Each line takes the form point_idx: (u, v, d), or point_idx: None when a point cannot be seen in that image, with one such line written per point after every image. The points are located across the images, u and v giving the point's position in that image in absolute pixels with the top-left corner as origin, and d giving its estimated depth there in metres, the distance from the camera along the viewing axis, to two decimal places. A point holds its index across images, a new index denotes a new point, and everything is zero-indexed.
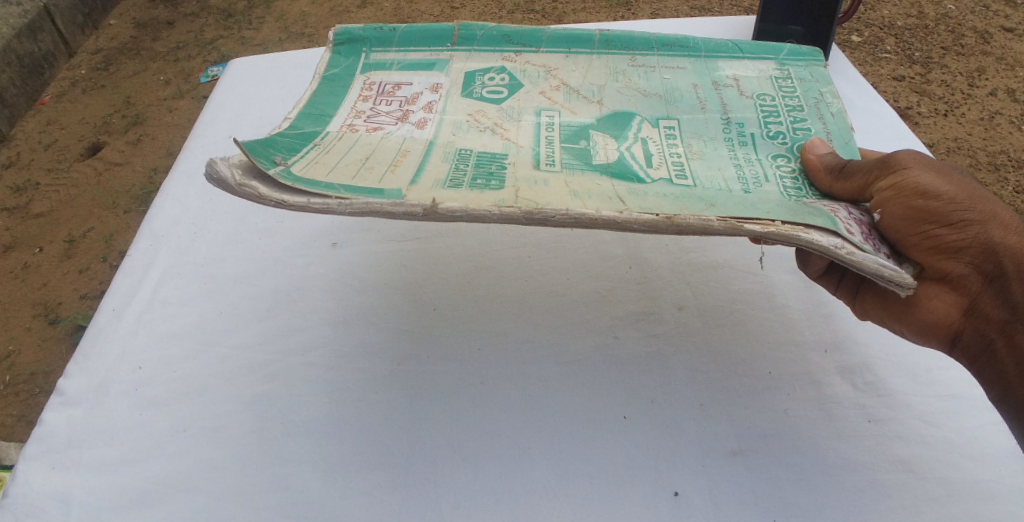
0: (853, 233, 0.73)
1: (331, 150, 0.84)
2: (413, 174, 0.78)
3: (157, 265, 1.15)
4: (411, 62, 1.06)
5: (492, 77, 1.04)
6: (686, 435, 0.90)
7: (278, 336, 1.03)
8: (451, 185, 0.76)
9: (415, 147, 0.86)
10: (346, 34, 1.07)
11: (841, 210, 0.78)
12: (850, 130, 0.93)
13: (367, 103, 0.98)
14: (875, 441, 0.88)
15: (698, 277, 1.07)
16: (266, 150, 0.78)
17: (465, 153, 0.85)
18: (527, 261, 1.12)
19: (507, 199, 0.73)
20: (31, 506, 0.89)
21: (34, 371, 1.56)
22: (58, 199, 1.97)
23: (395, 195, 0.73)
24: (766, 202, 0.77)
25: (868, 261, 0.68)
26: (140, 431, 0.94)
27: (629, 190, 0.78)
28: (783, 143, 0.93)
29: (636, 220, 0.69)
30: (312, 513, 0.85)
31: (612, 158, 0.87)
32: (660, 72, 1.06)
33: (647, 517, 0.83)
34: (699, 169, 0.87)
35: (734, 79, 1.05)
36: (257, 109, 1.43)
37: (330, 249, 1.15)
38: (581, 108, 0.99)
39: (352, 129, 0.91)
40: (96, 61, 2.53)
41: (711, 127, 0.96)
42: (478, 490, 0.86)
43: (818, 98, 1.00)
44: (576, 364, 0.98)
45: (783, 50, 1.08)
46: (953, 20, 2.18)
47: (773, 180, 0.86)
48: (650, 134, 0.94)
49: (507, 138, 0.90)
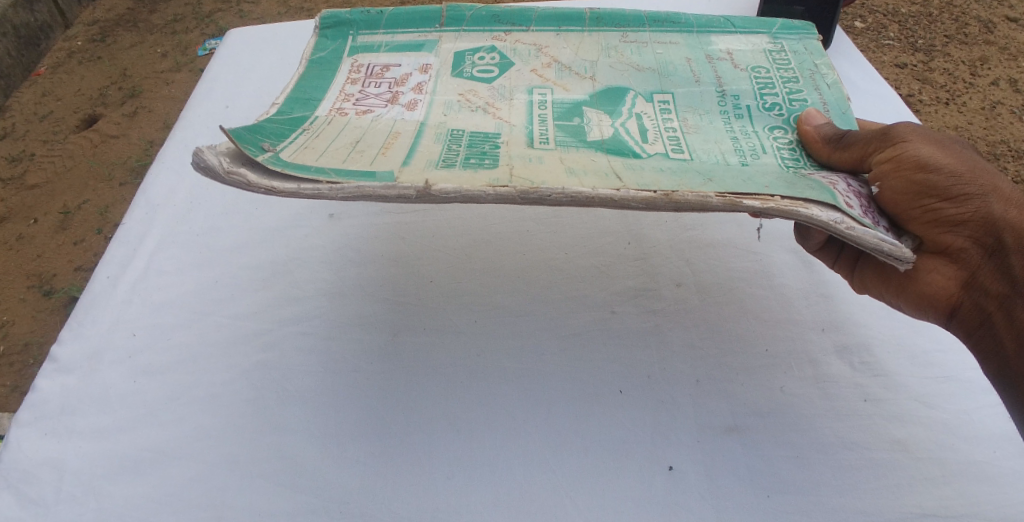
0: (852, 207, 0.73)
1: (321, 135, 0.82)
2: (406, 156, 0.78)
3: (153, 234, 1.14)
4: (399, 44, 1.05)
5: (483, 56, 1.02)
6: (682, 411, 0.90)
7: (274, 306, 1.03)
8: (444, 166, 0.75)
9: (406, 129, 0.85)
10: (333, 18, 1.06)
11: (839, 183, 0.78)
12: (846, 100, 0.93)
13: (355, 86, 0.96)
14: (870, 420, 0.89)
15: (695, 254, 1.07)
16: (254, 136, 0.77)
17: (457, 133, 0.84)
18: (524, 236, 1.11)
19: (503, 179, 0.72)
20: (24, 472, 0.89)
21: (28, 341, 1.55)
22: (53, 170, 1.96)
23: (388, 177, 0.72)
24: (765, 175, 0.77)
25: (867, 236, 0.68)
26: (134, 398, 0.94)
27: (626, 167, 0.77)
28: (780, 114, 0.92)
29: (632, 197, 0.69)
30: (307, 483, 0.85)
31: (607, 134, 0.86)
32: (653, 48, 1.05)
33: (642, 491, 0.84)
34: (695, 143, 0.86)
35: (727, 53, 1.04)
36: (255, 80, 1.42)
37: (328, 221, 1.14)
38: (573, 84, 0.98)
39: (341, 112, 0.89)
40: (93, 32, 2.50)
41: (707, 101, 0.95)
42: (474, 461, 0.86)
43: (813, 69, 0.99)
44: (572, 338, 0.98)
45: (775, 24, 1.08)
46: (957, 9, 2.17)
47: (771, 150, 0.86)
48: (645, 109, 0.93)
49: (499, 117, 0.89)
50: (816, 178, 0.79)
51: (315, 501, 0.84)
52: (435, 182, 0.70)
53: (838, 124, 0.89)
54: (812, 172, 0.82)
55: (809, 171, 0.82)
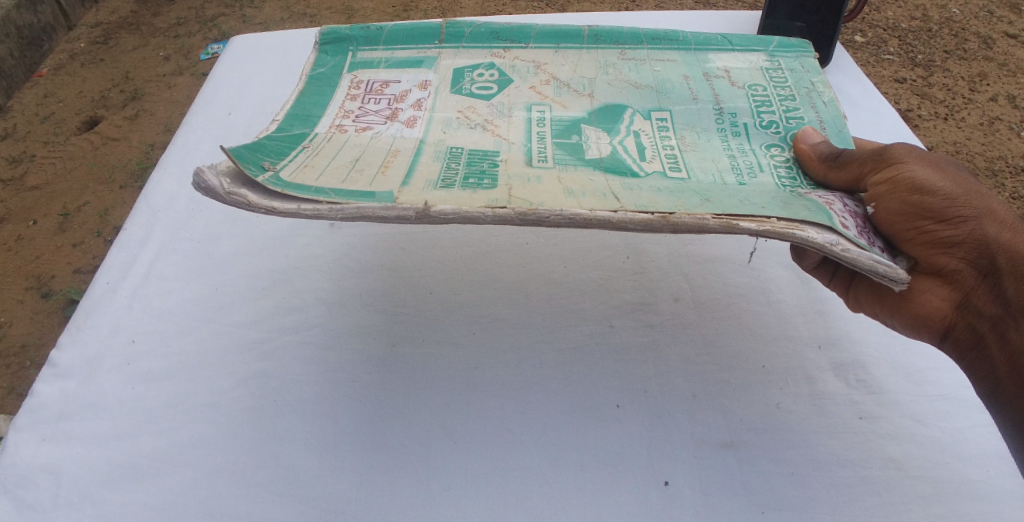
0: (848, 227, 0.73)
1: (321, 152, 0.83)
2: (406, 174, 0.78)
3: (153, 240, 1.14)
4: (398, 60, 1.05)
5: (482, 73, 1.03)
6: (678, 426, 0.90)
7: (274, 314, 1.03)
8: (443, 185, 0.76)
9: (405, 146, 0.86)
10: (333, 33, 1.07)
11: (835, 202, 0.79)
12: (843, 118, 0.93)
13: (355, 102, 0.97)
14: (865, 438, 0.89)
15: (693, 269, 1.08)
16: (254, 154, 0.78)
17: (456, 151, 0.85)
18: (523, 249, 1.12)
19: (502, 199, 0.72)
20: (20, 477, 0.89)
21: (25, 343, 1.55)
22: (54, 172, 1.96)
23: (388, 197, 0.72)
24: (761, 196, 0.77)
25: (863, 257, 0.69)
26: (132, 405, 0.94)
27: (623, 186, 0.78)
28: (777, 132, 0.93)
29: (629, 220, 0.70)
30: (303, 493, 0.86)
31: (605, 152, 0.87)
32: (651, 65, 1.06)
33: (637, 506, 0.84)
34: (693, 161, 0.87)
35: (724, 71, 1.05)
36: (258, 87, 1.42)
37: (327, 229, 1.15)
38: (572, 102, 0.99)
39: (341, 129, 0.90)
40: (95, 34, 2.51)
41: (705, 119, 0.96)
42: (471, 473, 0.87)
43: (810, 87, 1.00)
44: (569, 352, 0.98)
45: (772, 42, 1.09)
46: (957, 24, 2.18)
47: (767, 169, 0.86)
48: (642, 127, 0.93)
49: (497, 135, 0.90)
50: (813, 197, 0.79)
51: (311, 511, 0.84)
52: (435, 203, 0.71)
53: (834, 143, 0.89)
54: (809, 191, 0.83)
55: (806, 190, 0.83)
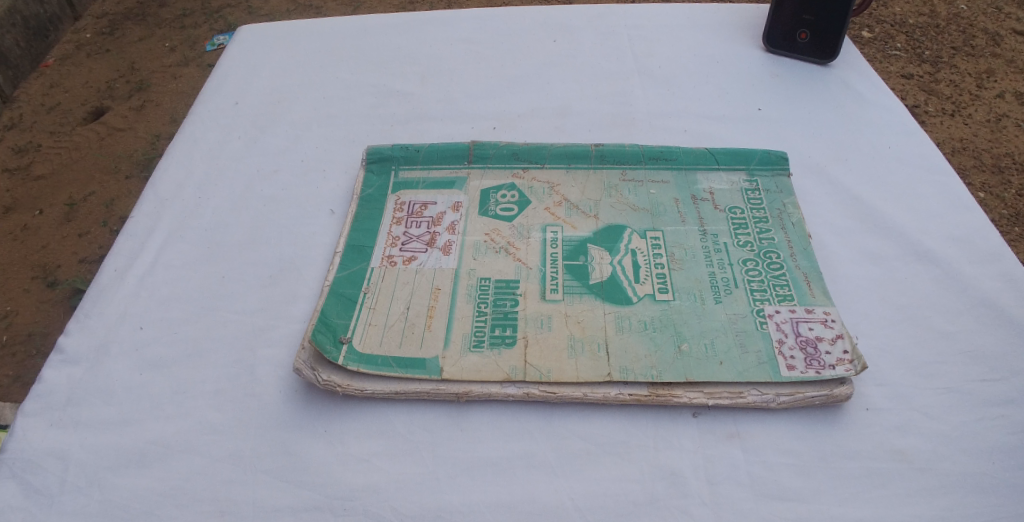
0: (794, 366, 0.90)
1: (379, 301, 1.00)
2: (447, 326, 0.97)
3: (160, 228, 1.14)
4: (435, 181, 1.16)
5: (505, 194, 1.14)
6: (685, 416, 0.90)
7: (281, 303, 1.03)
8: (475, 345, 0.94)
9: (444, 283, 1.02)
10: (377, 154, 1.19)
11: (791, 320, 0.95)
12: (808, 240, 1.05)
13: (400, 227, 1.10)
14: (873, 429, 0.88)
15: (704, 249, 1.05)
16: (328, 327, 0.95)
17: (486, 286, 1.01)
18: (530, 227, 1.09)
19: (519, 367, 0.92)
20: (28, 461, 0.89)
21: (31, 332, 1.55)
22: (59, 161, 1.96)
23: (435, 367, 0.92)
24: (726, 327, 0.95)
25: (797, 402, 0.89)
26: (142, 391, 0.95)
27: (617, 321, 0.96)
28: (752, 249, 1.04)
29: (612, 398, 0.90)
30: (309, 478, 0.86)
31: (606, 273, 1.02)
32: (647, 187, 1.14)
33: (643, 495, 0.84)
34: (680, 280, 1.01)
35: (710, 193, 1.13)
36: (266, 76, 1.42)
37: (330, 217, 1.15)
38: (580, 222, 1.09)
39: (391, 262, 1.05)
40: (102, 25, 2.51)
41: (692, 238, 1.07)
42: (476, 461, 0.87)
43: (782, 209, 1.10)
44: (577, 331, 0.95)
45: (755, 158, 1.17)
46: (964, 21, 2.17)
47: (741, 283, 1.00)
48: (638, 246, 1.06)
49: (519, 259, 1.04)
50: (775, 328, 0.95)
51: (317, 498, 0.84)
52: (470, 388, 0.91)
53: (801, 263, 1.02)
54: (776, 308, 0.97)
55: (773, 305, 0.97)
